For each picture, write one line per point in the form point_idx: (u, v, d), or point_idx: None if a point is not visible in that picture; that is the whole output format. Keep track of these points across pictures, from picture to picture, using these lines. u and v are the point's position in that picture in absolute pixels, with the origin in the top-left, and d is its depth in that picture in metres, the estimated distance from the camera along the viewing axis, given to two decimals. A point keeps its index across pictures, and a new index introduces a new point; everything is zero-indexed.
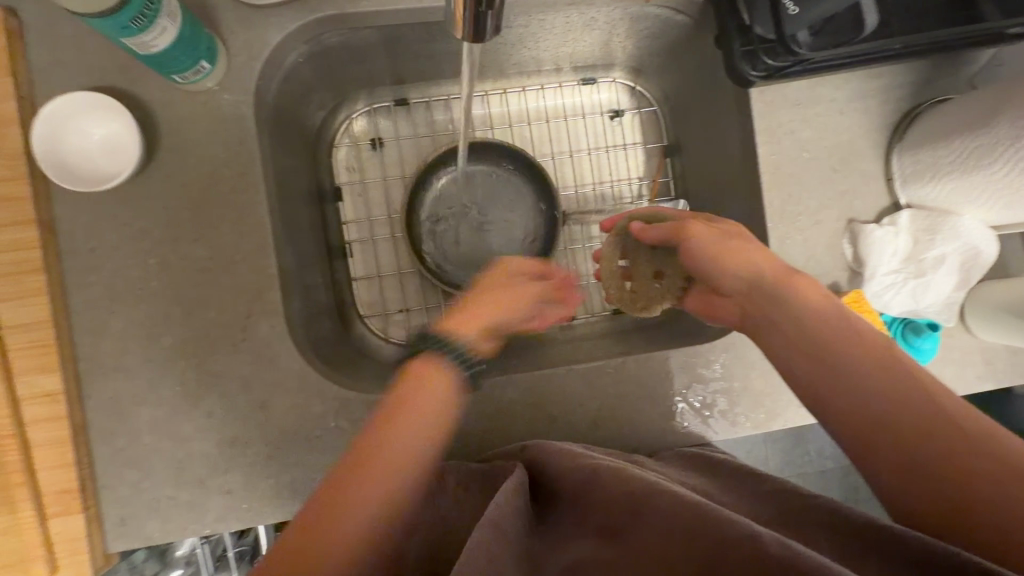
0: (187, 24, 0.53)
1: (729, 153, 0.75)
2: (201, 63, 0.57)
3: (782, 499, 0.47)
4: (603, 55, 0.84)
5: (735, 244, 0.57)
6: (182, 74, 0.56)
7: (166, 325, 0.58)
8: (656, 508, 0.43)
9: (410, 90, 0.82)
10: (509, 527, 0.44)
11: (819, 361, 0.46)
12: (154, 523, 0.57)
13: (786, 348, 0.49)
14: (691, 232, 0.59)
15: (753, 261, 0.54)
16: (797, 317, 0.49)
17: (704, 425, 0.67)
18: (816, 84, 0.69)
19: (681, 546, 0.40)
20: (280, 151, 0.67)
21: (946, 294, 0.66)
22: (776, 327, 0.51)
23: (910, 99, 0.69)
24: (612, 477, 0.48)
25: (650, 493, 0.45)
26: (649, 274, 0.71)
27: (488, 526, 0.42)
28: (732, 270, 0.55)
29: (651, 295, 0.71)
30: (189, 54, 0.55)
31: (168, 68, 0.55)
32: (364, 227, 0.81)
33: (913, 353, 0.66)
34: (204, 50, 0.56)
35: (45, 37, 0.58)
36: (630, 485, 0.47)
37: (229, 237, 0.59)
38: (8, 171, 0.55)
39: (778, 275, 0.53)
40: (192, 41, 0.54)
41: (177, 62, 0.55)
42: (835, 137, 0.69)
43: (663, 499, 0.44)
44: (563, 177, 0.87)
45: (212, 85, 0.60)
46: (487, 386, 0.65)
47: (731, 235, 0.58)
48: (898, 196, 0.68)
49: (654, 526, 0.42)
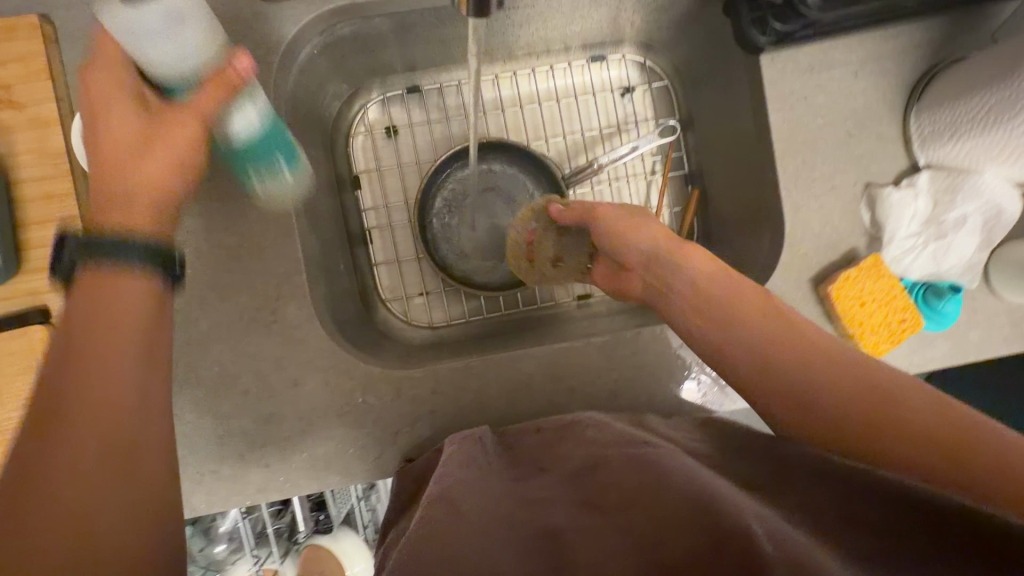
0: (272, 123, 0.56)
1: (741, 122, 0.75)
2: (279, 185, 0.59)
3: (778, 455, 0.47)
4: (611, 31, 0.84)
5: (633, 221, 0.65)
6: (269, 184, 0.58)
7: (202, 310, 0.62)
8: (656, 492, 0.43)
9: (422, 77, 0.84)
10: (462, 501, 0.49)
11: (743, 343, 0.50)
12: (201, 496, 0.62)
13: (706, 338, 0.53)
14: (598, 210, 0.67)
15: (654, 236, 0.62)
16: (706, 294, 0.55)
17: (721, 394, 0.68)
18: (830, 47, 0.68)
19: (669, 533, 0.39)
20: (299, 141, 0.70)
21: (968, 255, 0.65)
22: (716, 326, 0.52)
23: (929, 59, 0.68)
24: (623, 466, 0.48)
25: (652, 484, 0.44)
26: (550, 258, 0.75)
27: (441, 502, 0.49)
28: (634, 246, 0.63)
29: (555, 277, 0.76)
30: (268, 156, 0.56)
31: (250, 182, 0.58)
32: (382, 213, 0.83)
33: (935, 317, 0.66)
34: (285, 153, 0.57)
35: (78, 41, 0.61)
36: (638, 476, 0.46)
37: (257, 224, 0.62)
38: (51, 169, 0.59)
39: (672, 248, 0.60)
40: (274, 138, 0.56)
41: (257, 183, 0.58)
42: (850, 102, 0.68)
43: (663, 492, 0.43)
44: (576, 156, 0.88)
45: (289, 206, 0.62)
46: (506, 361, 0.67)
47: (633, 214, 0.65)
48: (916, 158, 0.67)
49: (648, 513, 0.42)
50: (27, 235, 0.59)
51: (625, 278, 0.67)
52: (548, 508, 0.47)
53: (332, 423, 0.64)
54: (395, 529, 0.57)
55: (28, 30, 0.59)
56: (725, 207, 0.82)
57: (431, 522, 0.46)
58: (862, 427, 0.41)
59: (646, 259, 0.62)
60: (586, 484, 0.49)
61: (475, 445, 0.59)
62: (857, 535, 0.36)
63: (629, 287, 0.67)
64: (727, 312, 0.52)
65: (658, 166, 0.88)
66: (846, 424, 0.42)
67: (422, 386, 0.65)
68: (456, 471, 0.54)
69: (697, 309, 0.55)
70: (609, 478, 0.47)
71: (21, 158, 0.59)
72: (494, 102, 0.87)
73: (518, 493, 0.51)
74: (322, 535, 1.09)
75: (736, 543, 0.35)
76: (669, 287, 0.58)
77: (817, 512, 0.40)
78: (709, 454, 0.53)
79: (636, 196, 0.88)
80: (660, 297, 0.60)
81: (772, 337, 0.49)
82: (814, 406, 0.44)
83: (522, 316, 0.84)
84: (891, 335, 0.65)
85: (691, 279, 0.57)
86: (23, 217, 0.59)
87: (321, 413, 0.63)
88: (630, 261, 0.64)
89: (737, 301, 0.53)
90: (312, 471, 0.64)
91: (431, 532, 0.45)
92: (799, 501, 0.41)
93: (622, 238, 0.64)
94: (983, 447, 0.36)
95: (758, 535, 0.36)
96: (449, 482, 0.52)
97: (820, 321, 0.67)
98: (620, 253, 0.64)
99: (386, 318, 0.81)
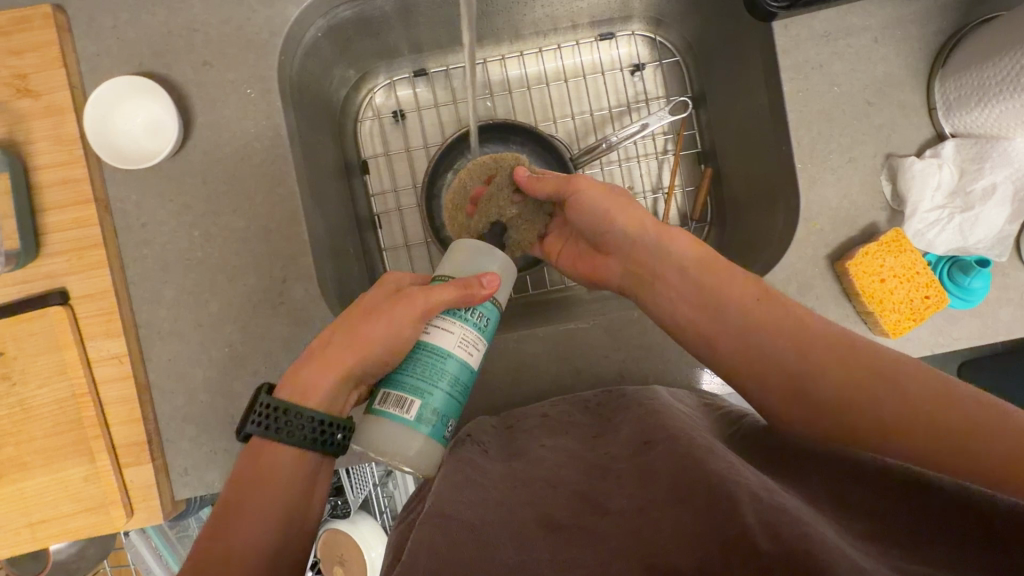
0: (440, 399, 0.53)
1: (755, 95, 0.72)
2: (415, 401, 0.52)
3: (788, 443, 0.47)
4: (619, 7, 0.82)
5: (620, 202, 0.63)
6: (398, 391, 0.53)
7: (212, 291, 0.63)
8: (664, 493, 0.43)
9: (428, 60, 0.83)
10: (454, 510, 0.46)
11: (744, 339, 0.50)
12: (213, 474, 0.62)
13: (714, 330, 0.52)
14: (576, 185, 0.63)
15: (637, 214, 0.62)
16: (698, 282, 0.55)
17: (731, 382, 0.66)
18: (847, 12, 0.65)
19: (670, 535, 0.39)
20: (305, 124, 0.70)
21: (998, 227, 0.62)
22: (715, 320, 0.53)
23: (955, 21, 0.64)
24: (631, 476, 0.48)
25: (651, 495, 0.44)
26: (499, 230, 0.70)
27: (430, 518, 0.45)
28: (616, 226, 0.62)
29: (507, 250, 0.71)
30: (413, 392, 0.52)
31: (394, 389, 0.53)
32: (390, 198, 0.84)
33: (961, 294, 0.63)
34: (428, 427, 0.52)
35: (90, 30, 0.62)
36: (644, 488, 0.45)
37: (263, 206, 0.63)
38: (67, 155, 0.61)
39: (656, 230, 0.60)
40: (429, 398, 0.53)
41: (407, 385, 0.53)
42: (869, 69, 0.65)
43: (663, 502, 0.43)
44: (585, 136, 0.86)
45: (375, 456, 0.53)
46: (512, 342, 0.66)
47: (614, 194, 0.63)
48: (942, 127, 0.64)
49: (652, 520, 0.41)
50: (46, 220, 0.61)
51: (596, 261, 0.68)
52: (552, 500, 0.47)
53: None
54: (402, 527, 0.56)
55: (43, 20, 0.61)
56: (740, 186, 0.79)
57: (428, 542, 0.42)
58: (850, 415, 0.42)
59: (623, 245, 0.63)
60: (595, 482, 0.49)
61: (467, 444, 0.58)
62: (866, 523, 0.37)
63: (604, 267, 0.67)
64: (722, 303, 0.53)
65: (670, 146, 0.86)
66: (832, 412, 0.43)
67: None
68: (452, 475, 0.52)
69: (694, 300, 0.55)
70: (615, 487, 0.47)
71: (38, 146, 0.61)
72: (501, 83, 0.86)
73: (521, 479, 0.51)
74: (340, 519, 1.10)
75: (729, 537, 0.36)
76: (657, 269, 0.59)
77: (823, 502, 0.40)
78: (718, 432, 0.53)
79: (647, 176, 0.86)
80: (639, 285, 0.61)
81: (769, 329, 0.49)
82: (805, 396, 0.45)
83: (530, 300, 0.83)
84: (912, 312, 0.62)
85: (683, 270, 0.57)
86: (43, 202, 0.61)
87: None
88: (605, 244, 0.65)
89: (728, 292, 0.53)
90: None
91: (424, 551, 0.41)
92: (806, 488, 0.42)
93: (605, 215, 0.62)
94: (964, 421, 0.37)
95: (755, 528, 0.35)
96: (447, 493, 0.48)
97: (839, 299, 0.65)
98: (602, 231, 0.63)
99: None
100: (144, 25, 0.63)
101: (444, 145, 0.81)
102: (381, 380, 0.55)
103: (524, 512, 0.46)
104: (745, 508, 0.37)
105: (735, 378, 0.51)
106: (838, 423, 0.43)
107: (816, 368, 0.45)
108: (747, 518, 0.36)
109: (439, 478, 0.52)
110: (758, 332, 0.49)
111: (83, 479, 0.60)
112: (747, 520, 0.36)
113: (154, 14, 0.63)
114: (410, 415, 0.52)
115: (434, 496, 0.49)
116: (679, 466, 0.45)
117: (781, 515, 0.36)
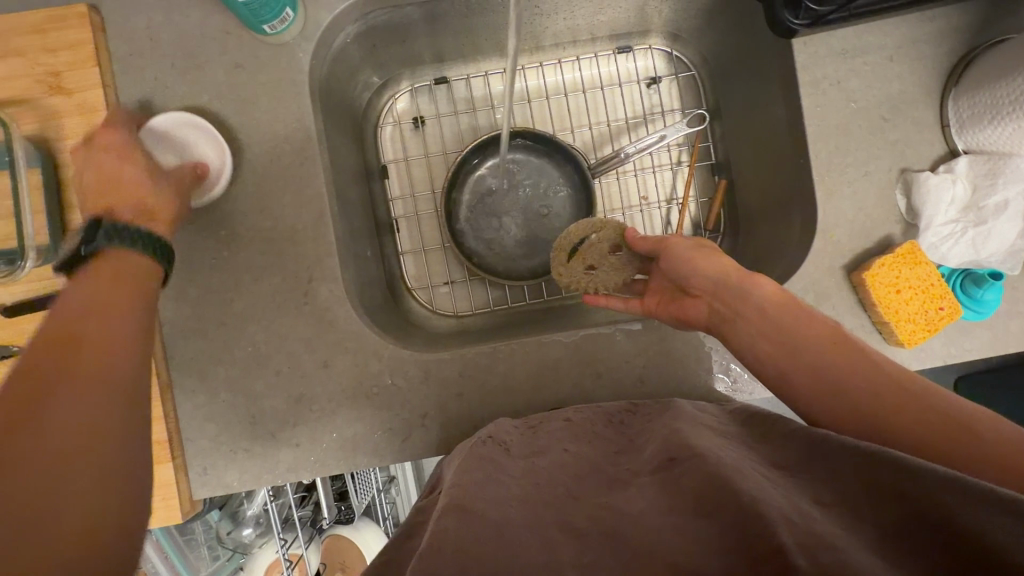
0: None
1: (772, 109, 0.74)
2: (290, 13, 0.62)
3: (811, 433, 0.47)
4: (638, 21, 0.84)
5: (706, 250, 0.63)
6: (277, 25, 0.61)
7: (237, 291, 0.64)
8: (687, 507, 0.43)
9: (449, 69, 0.85)
10: (477, 504, 0.46)
11: (771, 340, 0.54)
12: (232, 473, 0.63)
13: (743, 337, 0.56)
14: (671, 242, 0.66)
15: (716, 262, 0.61)
16: (723, 303, 0.59)
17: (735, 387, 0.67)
18: (864, 31, 0.67)
19: (693, 550, 0.39)
20: (330, 127, 0.71)
21: (1010, 242, 0.63)
22: (746, 329, 0.56)
23: (968, 42, 0.67)
24: (656, 487, 0.47)
25: (672, 508, 0.44)
26: (582, 267, 0.76)
27: (457, 509, 0.45)
28: (677, 261, 0.64)
29: (582, 281, 0.76)
30: (274, 7, 0.59)
31: (268, 21, 0.60)
32: (409, 202, 0.84)
33: (973, 306, 0.64)
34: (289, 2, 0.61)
35: (123, 31, 0.64)
36: (670, 500, 0.45)
37: (290, 207, 0.64)
38: None
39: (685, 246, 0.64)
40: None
41: (270, 13, 0.60)
42: (884, 86, 0.67)
43: (684, 521, 0.42)
44: (601, 146, 0.88)
45: (291, 38, 0.64)
46: (532, 344, 0.67)
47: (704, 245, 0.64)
48: (955, 144, 0.66)
49: (668, 535, 0.41)
50: (75, 215, 0.61)
51: (684, 302, 0.65)
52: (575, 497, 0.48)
53: (361, 405, 0.64)
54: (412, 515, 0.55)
55: (78, 19, 0.61)
56: (753, 197, 0.81)
57: (454, 534, 0.42)
58: (916, 426, 0.43)
59: (716, 287, 0.60)
60: (613, 494, 0.48)
61: (482, 441, 0.58)
62: (891, 507, 0.36)
63: (690, 311, 0.64)
64: (750, 310, 0.56)
65: (685, 157, 0.88)
66: (901, 430, 0.43)
67: (450, 368, 0.65)
68: (476, 471, 0.51)
69: (729, 315, 0.58)
70: (633, 497, 0.47)
71: (70, 143, 0.61)
72: (521, 92, 0.87)
73: (538, 484, 0.50)
74: (343, 524, 1.07)
75: (763, 554, 0.35)
76: (737, 314, 0.57)
77: (851, 490, 0.40)
78: (741, 437, 0.53)
79: (661, 187, 0.88)
80: (727, 326, 0.59)
81: (791, 336, 0.52)
82: (882, 412, 0.45)
83: (547, 305, 0.84)
84: (926, 323, 0.64)
85: (764, 311, 0.55)
86: (70, 198, 0.61)
87: (349, 394, 0.64)
88: (697, 285, 0.62)
89: (804, 325, 0.53)
90: (340, 452, 0.64)
91: (453, 546, 0.40)
92: (832, 479, 0.42)
93: (693, 263, 0.62)
94: (951, 408, 0.43)
95: (780, 541, 0.35)
96: (471, 483, 0.49)
97: (854, 309, 0.66)
98: (686, 275, 0.62)
99: (412, 306, 0.82)
100: (179, 26, 0.64)
101: (477, 141, 0.81)
102: (250, 20, 0.60)
103: (538, 520, 0.45)
104: (779, 525, 0.37)
105: (794, 381, 0.51)
106: (877, 408, 0.45)
107: (831, 371, 0.49)
108: (782, 536, 0.36)
109: (456, 472, 0.53)
110: (782, 337, 0.53)
111: None
112: (781, 537, 0.36)
113: (187, 16, 0.64)
114: (282, 18, 0.61)
115: (455, 486, 0.49)
116: (709, 478, 0.44)
117: (813, 536, 0.36)
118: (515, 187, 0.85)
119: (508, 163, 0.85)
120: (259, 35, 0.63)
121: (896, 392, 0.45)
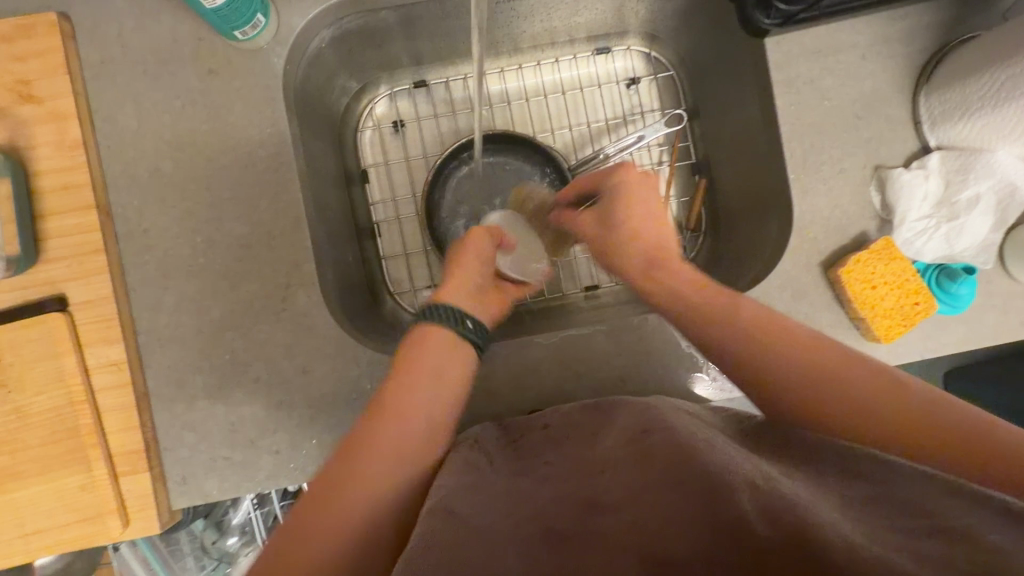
0: None
1: (748, 108, 0.74)
2: (262, 18, 0.62)
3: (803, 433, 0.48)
4: (616, 23, 0.84)
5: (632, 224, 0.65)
6: (249, 28, 0.61)
7: (214, 297, 0.63)
8: (660, 488, 0.43)
9: (429, 72, 0.85)
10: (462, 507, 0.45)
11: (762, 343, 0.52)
12: (212, 482, 0.63)
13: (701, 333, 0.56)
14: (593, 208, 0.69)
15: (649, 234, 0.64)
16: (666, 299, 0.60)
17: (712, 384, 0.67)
18: (836, 30, 0.68)
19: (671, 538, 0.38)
20: (308, 133, 0.71)
21: (983, 236, 0.65)
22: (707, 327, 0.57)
23: (938, 39, 0.67)
24: (631, 468, 0.46)
25: (646, 492, 0.43)
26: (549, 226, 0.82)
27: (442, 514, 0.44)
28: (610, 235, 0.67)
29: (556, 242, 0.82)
30: (246, 10, 0.59)
31: (240, 25, 0.60)
32: (390, 206, 0.84)
33: (949, 300, 0.65)
34: (260, 5, 0.61)
35: (94, 38, 0.63)
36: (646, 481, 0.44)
37: (266, 213, 0.64)
38: (68, 160, 0.61)
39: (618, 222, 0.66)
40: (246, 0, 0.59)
41: (242, 18, 0.60)
42: (857, 84, 0.68)
43: (661, 503, 0.41)
44: (581, 146, 0.88)
45: (264, 43, 0.64)
46: (514, 346, 0.67)
47: (657, 211, 0.66)
48: (927, 139, 0.66)
49: (645, 523, 0.40)
50: (47, 225, 0.61)
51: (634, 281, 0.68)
52: (552, 494, 0.46)
53: (341, 411, 0.63)
54: None
55: (47, 27, 0.61)
56: (732, 196, 0.81)
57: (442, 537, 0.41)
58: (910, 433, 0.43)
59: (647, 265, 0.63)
60: (595, 482, 0.47)
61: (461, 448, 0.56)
62: (867, 513, 0.37)
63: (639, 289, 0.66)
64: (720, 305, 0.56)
65: (666, 157, 0.88)
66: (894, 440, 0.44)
67: None
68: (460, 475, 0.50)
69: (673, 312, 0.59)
70: (610, 484, 0.46)
71: (41, 151, 0.61)
72: (500, 95, 0.88)
73: (517, 487, 0.49)
74: None
75: (736, 539, 0.36)
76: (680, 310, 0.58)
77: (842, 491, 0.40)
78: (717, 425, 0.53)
79: None
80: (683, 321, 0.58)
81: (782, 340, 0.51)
82: (871, 423, 0.45)
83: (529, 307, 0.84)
84: (902, 317, 0.64)
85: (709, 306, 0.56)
86: (42, 209, 0.61)
87: (329, 402, 0.63)
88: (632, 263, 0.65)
89: (797, 335, 0.51)
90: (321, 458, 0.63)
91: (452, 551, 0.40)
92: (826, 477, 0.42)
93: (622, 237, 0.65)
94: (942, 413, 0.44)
95: (757, 528, 0.36)
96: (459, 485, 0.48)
97: (831, 305, 0.66)
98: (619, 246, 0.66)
99: (396, 310, 0.82)
100: (150, 33, 0.64)
101: (458, 144, 0.83)
102: (220, 24, 0.60)
103: (518, 516, 0.45)
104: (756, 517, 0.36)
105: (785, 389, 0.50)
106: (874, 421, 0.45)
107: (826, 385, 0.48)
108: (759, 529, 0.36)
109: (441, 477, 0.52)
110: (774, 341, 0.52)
111: (79, 488, 0.60)
112: (755, 524, 0.36)
113: (159, 23, 0.64)
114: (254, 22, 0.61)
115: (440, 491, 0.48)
116: (685, 461, 0.43)
117: (792, 518, 0.36)
118: (498, 188, 0.85)
119: (489, 164, 0.85)
120: (231, 40, 0.63)
121: (889, 399, 0.45)
